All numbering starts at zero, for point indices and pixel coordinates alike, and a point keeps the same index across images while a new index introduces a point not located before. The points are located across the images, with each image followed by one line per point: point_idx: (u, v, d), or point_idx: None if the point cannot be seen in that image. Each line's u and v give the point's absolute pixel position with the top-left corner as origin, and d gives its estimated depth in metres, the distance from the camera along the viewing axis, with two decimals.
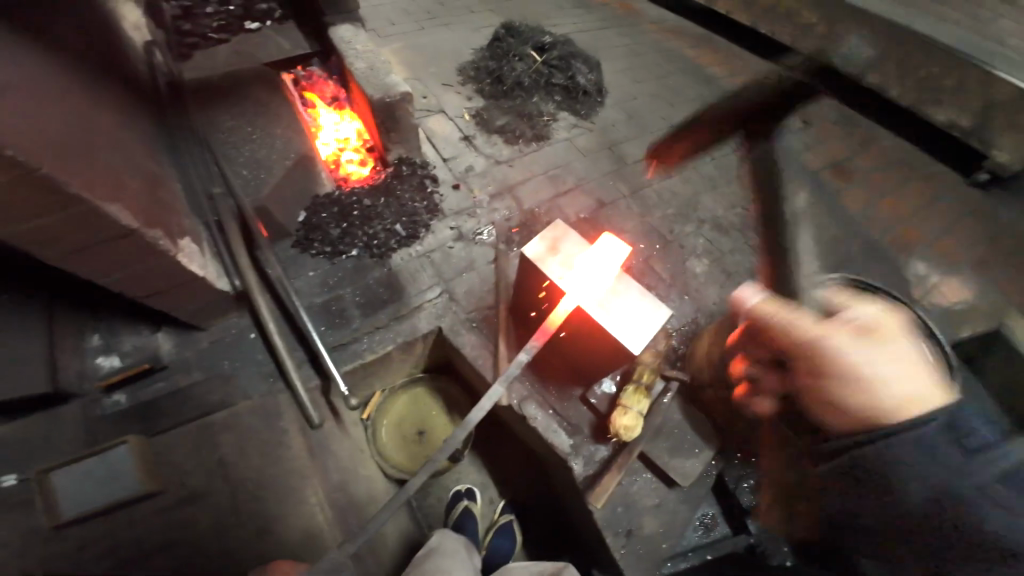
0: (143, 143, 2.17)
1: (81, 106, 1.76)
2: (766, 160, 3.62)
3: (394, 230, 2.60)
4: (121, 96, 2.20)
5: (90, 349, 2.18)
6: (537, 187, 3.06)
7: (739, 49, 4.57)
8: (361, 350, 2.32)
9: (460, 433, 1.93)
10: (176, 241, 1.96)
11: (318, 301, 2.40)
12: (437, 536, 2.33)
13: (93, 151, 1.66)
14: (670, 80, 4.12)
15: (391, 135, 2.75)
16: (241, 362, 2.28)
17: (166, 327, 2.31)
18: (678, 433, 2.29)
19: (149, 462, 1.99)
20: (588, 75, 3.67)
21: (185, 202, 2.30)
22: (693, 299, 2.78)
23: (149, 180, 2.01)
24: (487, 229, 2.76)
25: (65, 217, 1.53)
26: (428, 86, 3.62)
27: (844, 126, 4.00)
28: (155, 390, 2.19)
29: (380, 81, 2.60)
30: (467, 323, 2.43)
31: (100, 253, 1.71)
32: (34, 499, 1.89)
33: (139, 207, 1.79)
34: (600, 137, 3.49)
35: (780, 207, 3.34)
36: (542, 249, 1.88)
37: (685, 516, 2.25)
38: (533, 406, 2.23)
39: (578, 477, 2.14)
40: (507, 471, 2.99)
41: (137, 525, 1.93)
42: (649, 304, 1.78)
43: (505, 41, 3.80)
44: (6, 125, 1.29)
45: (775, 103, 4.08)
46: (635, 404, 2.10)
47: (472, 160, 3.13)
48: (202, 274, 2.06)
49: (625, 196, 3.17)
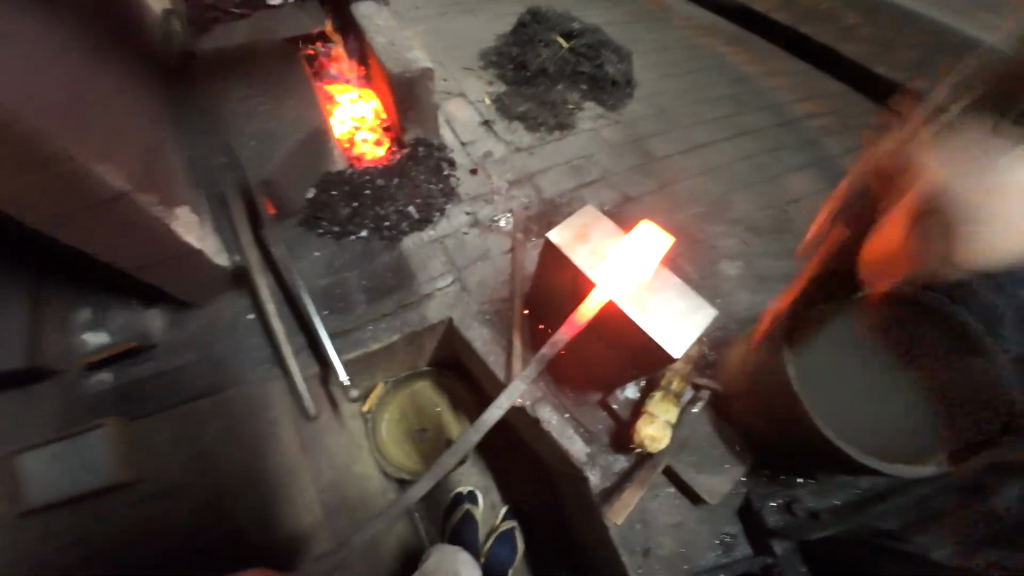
0: (147, 107, 2.04)
1: (79, 59, 1.62)
2: (803, 162, 3.41)
3: (407, 213, 2.45)
4: (129, 57, 2.08)
5: (76, 323, 2.03)
6: (559, 177, 2.89)
7: (775, 48, 4.36)
8: (364, 338, 2.17)
9: (472, 437, 1.87)
10: (174, 209, 1.82)
11: (323, 284, 2.26)
12: (435, 554, 2.17)
13: (87, 107, 1.52)
14: (702, 76, 3.93)
15: (408, 114, 2.60)
16: (232, 344, 2.11)
17: (158, 304, 2.13)
18: (704, 446, 2.11)
19: (127, 451, 1.86)
20: (616, 64, 3.51)
21: (189, 173, 2.17)
22: (722, 303, 2.59)
23: (150, 145, 1.88)
24: (504, 218, 2.60)
25: (51, 176, 1.37)
26: (449, 69, 3.48)
27: (886, 131, 3.78)
28: (140, 371, 2.04)
29: (400, 56, 2.47)
30: (480, 315, 2.26)
31: (88, 220, 1.56)
32: (2, 484, 1.79)
33: (135, 171, 1.64)
34: (627, 129, 3.31)
35: (817, 211, 3.14)
36: (570, 236, 1.72)
37: (707, 538, 2.06)
38: (548, 409, 2.06)
39: (594, 489, 1.96)
40: (512, 475, 2.83)
41: (114, 516, 1.84)
42: (689, 301, 1.64)
43: (530, 26, 3.65)
44: None
45: (812, 104, 3.87)
46: (662, 412, 1.92)
47: (491, 146, 2.97)
48: (199, 248, 1.92)
49: (653, 191, 2.99)
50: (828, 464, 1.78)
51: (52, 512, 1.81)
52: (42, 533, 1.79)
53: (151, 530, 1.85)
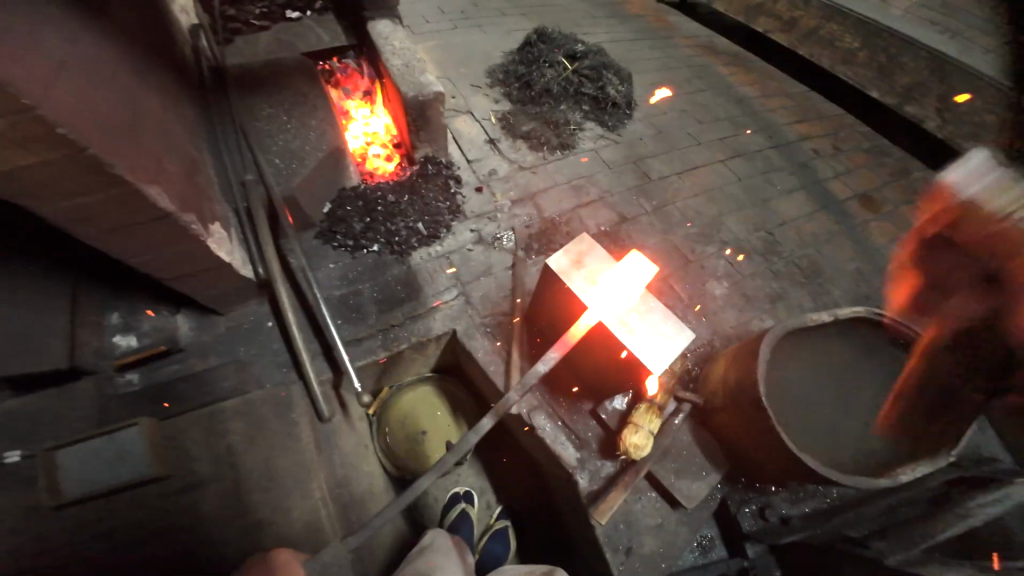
0: (181, 125, 2.19)
1: (127, 85, 1.76)
2: (794, 185, 3.58)
3: (416, 229, 2.62)
4: (165, 78, 2.25)
5: (107, 327, 2.21)
6: (559, 196, 3.06)
7: (772, 71, 4.52)
8: (375, 346, 2.33)
9: (472, 439, 2.00)
10: (207, 226, 1.98)
11: (337, 294, 2.43)
12: (428, 536, 2.30)
13: (136, 132, 1.67)
14: (701, 97, 4.09)
15: (420, 133, 2.75)
16: (257, 350, 2.38)
17: (186, 309, 2.39)
18: (686, 455, 2.27)
19: (159, 446, 2.01)
20: (618, 86, 3.66)
21: (218, 187, 2.34)
22: (710, 320, 2.76)
23: (185, 163, 2.03)
24: (506, 234, 2.77)
25: (106, 197, 1.53)
26: (457, 86, 3.64)
27: (875, 157, 3.94)
28: (169, 372, 2.29)
29: (414, 80, 2.62)
30: (481, 327, 2.43)
31: (133, 233, 1.72)
32: (36, 478, 1.89)
33: (175, 190, 1.80)
34: (627, 150, 3.48)
35: (804, 234, 3.30)
36: (566, 262, 1.88)
37: (685, 539, 2.22)
38: (542, 417, 2.22)
39: (582, 492, 2.12)
40: (507, 476, 3.00)
41: (139, 508, 1.93)
42: (672, 327, 1.78)
43: (536, 46, 3.80)
44: (62, 103, 1.30)
45: (806, 128, 4.04)
46: (646, 423, 2.08)
47: (496, 164, 3.13)
48: (229, 261, 2.09)
49: (649, 211, 3.15)
50: (797, 475, 1.95)
51: (86, 504, 1.90)
52: (74, 526, 1.87)
53: (183, 521, 1.94)
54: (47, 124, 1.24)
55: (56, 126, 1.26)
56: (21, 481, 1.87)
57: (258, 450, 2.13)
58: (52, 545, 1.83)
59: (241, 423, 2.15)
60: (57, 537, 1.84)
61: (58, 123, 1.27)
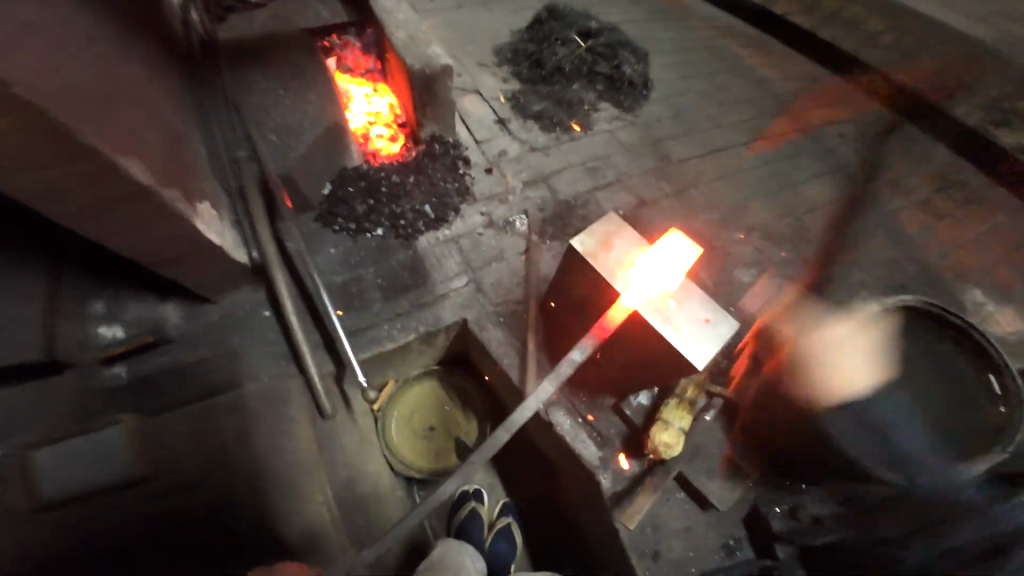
0: (168, 99, 2.02)
1: (105, 51, 1.61)
2: (819, 170, 3.39)
3: (423, 211, 2.45)
4: (153, 50, 2.10)
5: (91, 316, 2.07)
6: (574, 178, 2.88)
7: (793, 52, 4.31)
8: (380, 337, 2.17)
9: (499, 440, 1.85)
10: (193, 205, 1.83)
11: (338, 281, 2.26)
12: (439, 548, 2.17)
13: (114, 100, 1.52)
14: (719, 78, 3.89)
15: (426, 110, 2.57)
16: (251, 339, 2.18)
17: (175, 298, 2.20)
18: (715, 453, 2.13)
19: (147, 444, 1.89)
20: (633, 65, 3.48)
21: (210, 167, 2.17)
22: (736, 312, 2.59)
23: (172, 138, 1.87)
24: (519, 218, 2.59)
25: (79, 171, 1.38)
26: (464, 65, 3.45)
27: (904, 141, 3.74)
28: (157, 364, 2.10)
29: (420, 51, 2.44)
30: (494, 317, 2.26)
31: (112, 216, 1.57)
32: (12, 478, 1.76)
33: (158, 167, 1.65)
34: (644, 132, 3.29)
35: (831, 220, 3.12)
36: (593, 244, 1.72)
37: (714, 543, 2.07)
38: (561, 414, 2.08)
39: (606, 492, 1.96)
40: (518, 475, 2.85)
41: (124, 510, 1.82)
42: (714, 313, 1.63)
43: (547, 23, 3.60)
44: (15, 56, 1.14)
45: (829, 111, 3.84)
46: (676, 420, 1.93)
47: (506, 145, 2.95)
48: (219, 243, 1.94)
49: (668, 196, 2.97)
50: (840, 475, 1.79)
51: (66, 506, 1.77)
52: (55, 527, 1.75)
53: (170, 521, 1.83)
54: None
55: (11, 86, 1.12)
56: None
57: (256, 448, 1.99)
58: (33, 550, 1.72)
59: (238, 421, 2.01)
60: (37, 541, 1.73)
61: (13, 83, 1.12)
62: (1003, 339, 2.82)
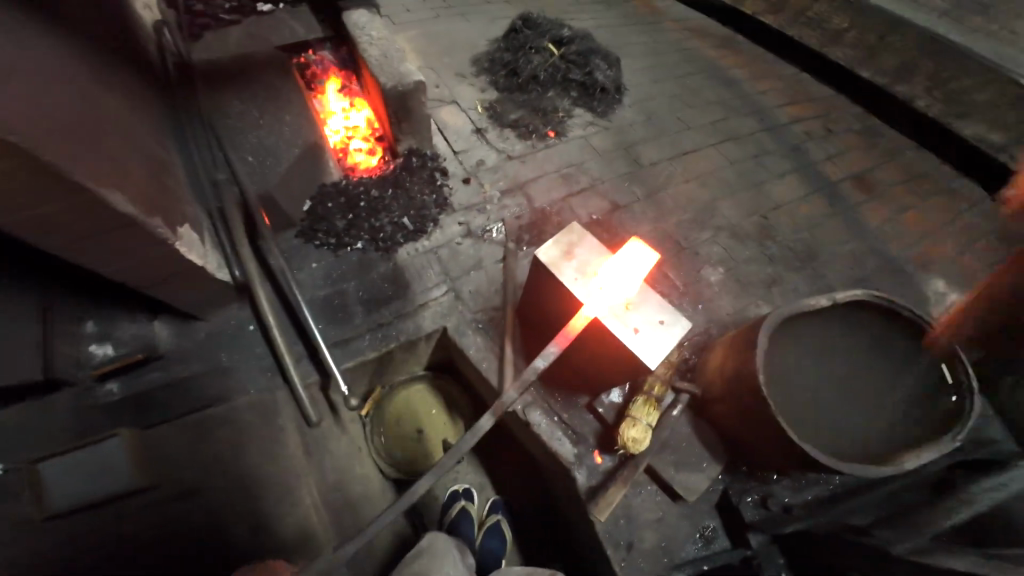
0: (146, 127, 2.09)
1: (85, 88, 1.69)
2: (787, 168, 3.52)
3: (401, 224, 2.54)
4: (130, 76, 2.18)
5: (83, 335, 2.13)
6: (549, 186, 2.98)
7: (762, 53, 4.43)
8: (363, 347, 2.27)
9: (471, 437, 1.97)
10: (177, 228, 1.91)
11: (321, 295, 2.35)
12: (427, 537, 2.23)
13: (94, 134, 1.60)
14: (690, 81, 4.00)
15: (402, 126, 2.65)
16: (239, 355, 2.28)
17: (163, 315, 2.30)
18: (685, 446, 2.25)
19: (142, 457, 1.96)
20: (606, 72, 3.58)
21: (190, 190, 2.26)
22: (706, 308, 2.71)
23: (149, 161, 1.94)
24: (496, 226, 2.69)
25: (64, 204, 1.46)
26: (441, 76, 3.53)
27: (868, 137, 3.89)
28: (149, 380, 2.18)
29: (393, 69, 2.52)
30: (473, 324, 2.36)
31: (98, 244, 1.66)
32: (19, 494, 1.84)
33: (139, 193, 1.72)
34: (618, 136, 3.39)
35: (795, 216, 3.25)
36: (556, 254, 1.82)
37: (687, 532, 2.19)
38: (537, 413, 2.18)
39: (581, 487, 2.08)
40: (504, 474, 2.95)
41: (125, 520, 1.87)
42: (669, 315, 1.74)
43: (522, 33, 3.68)
44: (7, 106, 1.24)
45: (797, 109, 3.98)
46: (644, 416, 2.02)
47: (484, 155, 3.04)
48: (202, 264, 2.01)
49: (641, 199, 3.08)
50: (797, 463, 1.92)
51: (65, 520, 1.84)
52: (59, 539, 1.81)
53: (176, 525, 1.90)
54: None
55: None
56: (5, 497, 1.83)
57: (245, 457, 2.08)
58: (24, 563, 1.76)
59: (225, 432, 2.09)
60: (31, 555, 1.78)
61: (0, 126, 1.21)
62: None
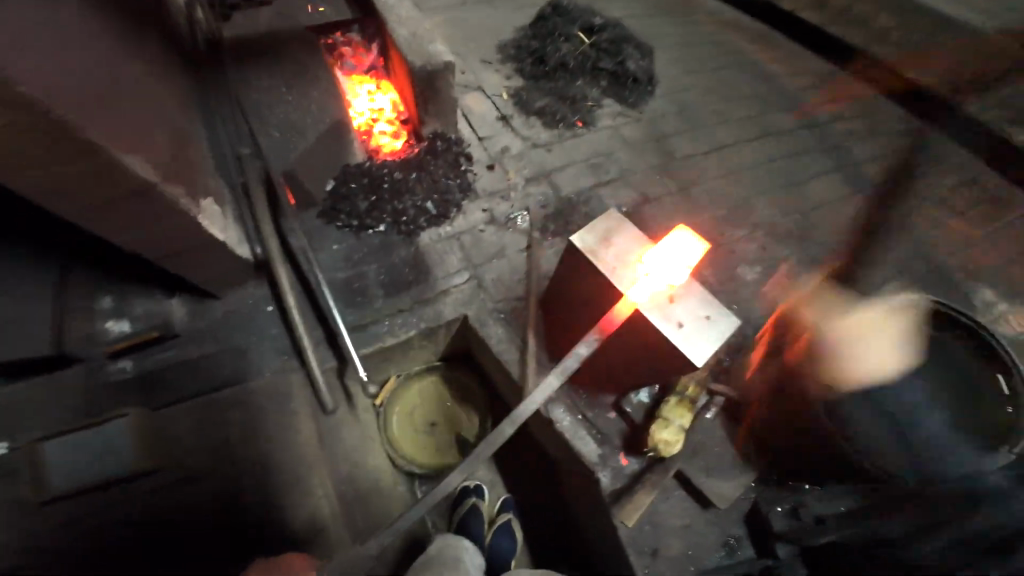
0: (170, 99, 2.04)
1: (114, 56, 1.65)
2: (827, 166, 3.35)
3: (424, 208, 2.46)
4: (159, 47, 2.14)
5: (100, 312, 2.09)
6: (576, 175, 2.87)
7: (802, 47, 4.26)
8: (381, 333, 2.20)
9: (506, 431, 1.84)
10: (198, 202, 1.86)
11: (341, 277, 2.29)
12: (439, 543, 2.17)
13: (118, 99, 1.54)
14: (724, 74, 3.85)
15: (428, 107, 2.57)
16: (254, 335, 2.21)
17: (181, 293, 2.23)
18: (715, 451, 2.13)
19: (150, 438, 1.90)
20: (638, 61, 3.45)
21: (213, 164, 2.21)
22: (739, 309, 2.58)
23: (173, 132, 1.89)
24: (521, 215, 2.59)
25: (81, 168, 1.40)
26: (468, 62, 3.44)
27: (914, 137, 3.68)
28: (162, 359, 2.12)
29: (422, 48, 2.44)
30: (495, 313, 2.27)
31: (120, 213, 1.61)
32: (22, 470, 1.84)
33: (161, 162, 1.67)
34: (648, 128, 3.26)
35: (835, 216, 3.08)
36: (593, 241, 1.71)
37: (714, 541, 2.07)
38: (561, 410, 2.09)
39: (604, 489, 1.97)
40: (519, 471, 2.86)
41: (130, 502, 1.86)
42: (714, 311, 1.62)
43: (550, 19, 3.57)
44: (30, 63, 1.18)
45: (838, 106, 3.79)
46: (677, 418, 1.93)
47: (509, 142, 2.95)
48: (222, 239, 1.96)
49: (672, 193, 2.95)
50: None
51: (64, 502, 1.82)
52: (58, 521, 1.81)
53: (174, 511, 1.88)
54: (8, 83, 1.11)
55: (16, 84, 1.13)
56: (8, 473, 1.83)
57: (256, 444, 2.02)
58: (36, 540, 1.78)
59: (239, 414, 2.04)
60: (44, 531, 1.79)
61: (20, 81, 1.14)
62: (1010, 337, 2.78)
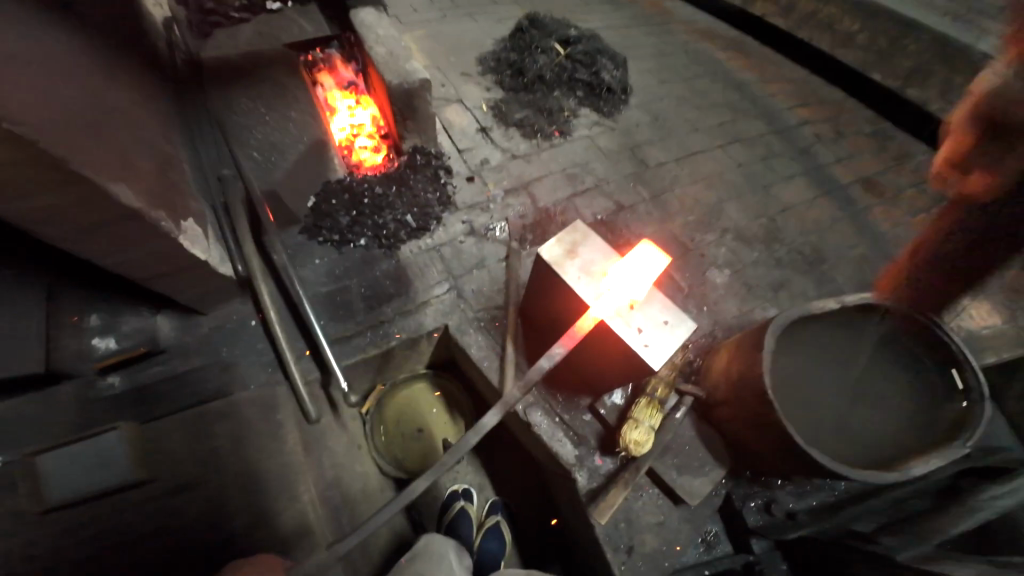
0: (151, 121, 2.08)
1: (95, 82, 1.70)
2: (795, 170, 3.48)
3: (405, 222, 2.54)
4: (140, 71, 2.20)
5: (87, 329, 2.15)
6: (553, 185, 2.96)
7: (772, 55, 4.43)
8: (364, 345, 2.26)
9: (471, 438, 1.92)
10: (181, 223, 1.91)
11: (323, 291, 2.35)
12: (424, 540, 2.23)
13: (100, 126, 1.59)
14: (698, 82, 3.98)
15: (407, 123, 2.65)
16: (241, 350, 2.29)
17: (166, 310, 2.30)
18: (688, 450, 2.23)
19: (141, 451, 1.94)
20: (613, 72, 3.56)
21: (195, 183, 2.27)
22: (711, 311, 2.68)
23: (155, 156, 1.95)
24: (499, 226, 2.68)
25: (66, 196, 1.45)
26: (447, 75, 3.51)
27: (879, 140, 3.83)
28: (152, 374, 2.20)
29: (399, 67, 2.51)
30: (475, 322, 2.35)
31: (99, 234, 1.65)
32: (16, 484, 1.83)
33: (145, 187, 1.72)
34: (623, 137, 3.37)
35: (802, 218, 3.21)
36: (560, 252, 1.80)
37: (688, 537, 2.16)
38: (539, 414, 2.17)
39: (581, 489, 2.06)
40: (506, 475, 2.93)
41: (122, 513, 1.87)
42: (673, 316, 1.72)
43: (528, 32, 3.67)
44: (15, 99, 1.24)
45: (807, 111, 3.94)
46: (646, 419, 2.02)
47: (488, 154, 3.03)
48: (206, 259, 2.02)
49: (646, 200, 3.06)
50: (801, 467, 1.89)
51: (60, 511, 1.83)
52: (62, 528, 1.82)
53: (166, 522, 1.89)
54: None
55: None
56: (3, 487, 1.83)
57: (244, 454, 2.06)
58: (31, 550, 1.77)
59: (225, 427, 2.09)
60: (35, 544, 1.78)
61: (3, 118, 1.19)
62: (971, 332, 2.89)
